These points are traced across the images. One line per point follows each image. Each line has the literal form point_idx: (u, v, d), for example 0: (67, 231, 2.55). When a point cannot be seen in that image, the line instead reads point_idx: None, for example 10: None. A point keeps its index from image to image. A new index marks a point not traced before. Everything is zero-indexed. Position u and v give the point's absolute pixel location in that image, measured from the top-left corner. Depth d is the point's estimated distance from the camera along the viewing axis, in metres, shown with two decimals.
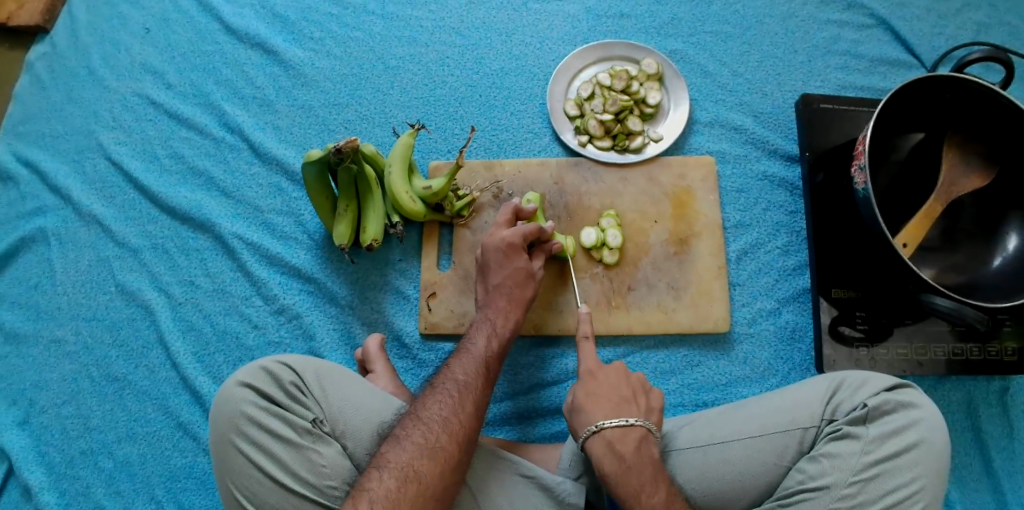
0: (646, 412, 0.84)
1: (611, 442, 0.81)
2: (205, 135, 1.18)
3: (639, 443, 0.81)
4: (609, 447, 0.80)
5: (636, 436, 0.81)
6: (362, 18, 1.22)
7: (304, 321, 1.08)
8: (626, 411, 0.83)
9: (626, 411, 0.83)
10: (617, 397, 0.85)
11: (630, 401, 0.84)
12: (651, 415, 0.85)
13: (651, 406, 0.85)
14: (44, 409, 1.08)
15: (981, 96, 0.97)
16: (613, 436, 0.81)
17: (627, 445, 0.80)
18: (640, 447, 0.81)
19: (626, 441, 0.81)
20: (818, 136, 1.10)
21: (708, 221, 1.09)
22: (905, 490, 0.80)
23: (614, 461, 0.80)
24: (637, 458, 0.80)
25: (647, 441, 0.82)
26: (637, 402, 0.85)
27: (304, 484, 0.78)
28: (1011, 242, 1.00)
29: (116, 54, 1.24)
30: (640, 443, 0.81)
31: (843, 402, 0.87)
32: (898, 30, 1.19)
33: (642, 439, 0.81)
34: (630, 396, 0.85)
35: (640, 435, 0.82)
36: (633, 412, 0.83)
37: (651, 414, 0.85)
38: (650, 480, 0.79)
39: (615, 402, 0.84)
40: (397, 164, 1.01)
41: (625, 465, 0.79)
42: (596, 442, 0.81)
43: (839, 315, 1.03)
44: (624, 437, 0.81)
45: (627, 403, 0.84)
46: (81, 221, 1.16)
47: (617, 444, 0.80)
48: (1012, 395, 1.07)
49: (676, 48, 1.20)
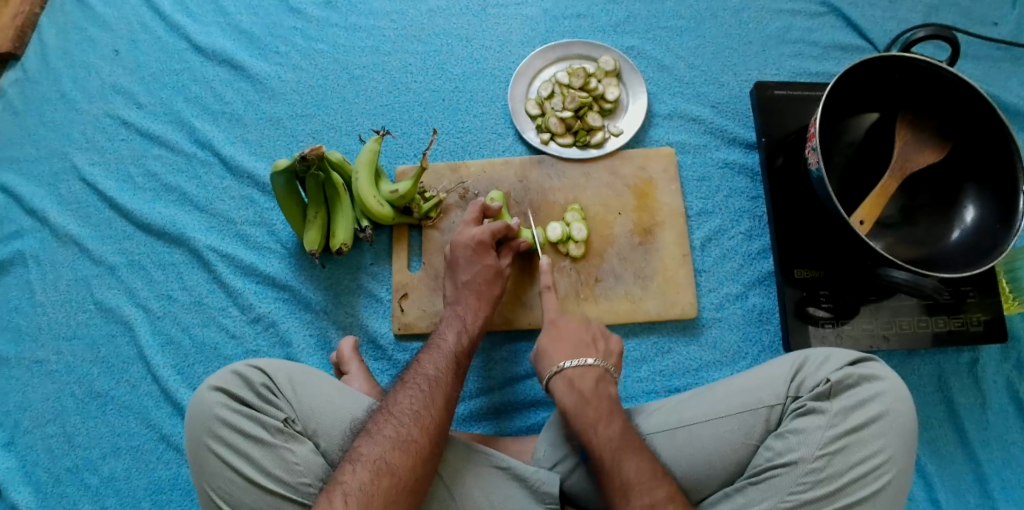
0: (604, 355, 0.92)
1: (571, 379, 0.88)
2: (176, 151, 1.21)
3: (597, 381, 0.87)
4: (569, 384, 0.87)
5: (594, 375, 0.88)
6: (327, 31, 1.25)
7: (280, 329, 1.10)
8: (584, 351, 0.91)
9: (584, 353, 0.91)
10: (576, 340, 0.92)
11: (589, 345, 0.92)
12: (610, 358, 0.92)
13: (610, 350, 0.93)
14: (29, 429, 1.09)
15: (928, 73, 1.01)
16: (573, 374, 0.88)
17: (586, 383, 0.87)
18: (597, 386, 0.87)
19: (584, 378, 0.87)
20: (774, 123, 1.13)
21: (671, 210, 1.11)
22: (871, 461, 0.81)
23: (573, 396, 0.86)
24: (595, 395, 0.86)
25: (603, 380, 0.88)
26: (596, 346, 0.92)
27: (278, 482, 0.79)
28: (968, 213, 1.02)
29: (87, 77, 1.27)
30: (597, 381, 0.87)
31: (806, 379, 0.87)
32: (850, 16, 1.22)
33: (599, 378, 0.88)
34: (589, 340, 0.93)
35: (598, 373, 0.89)
36: (592, 354, 0.91)
37: (610, 357, 0.92)
38: (606, 413, 0.83)
39: (576, 345, 0.92)
40: (364, 170, 1.03)
41: (582, 400, 0.85)
42: (559, 383, 0.88)
43: (804, 296, 1.05)
44: (582, 374, 0.88)
45: (586, 345, 0.92)
46: (57, 242, 1.18)
47: (576, 380, 0.87)
48: (982, 366, 1.08)
49: (633, 44, 1.23)
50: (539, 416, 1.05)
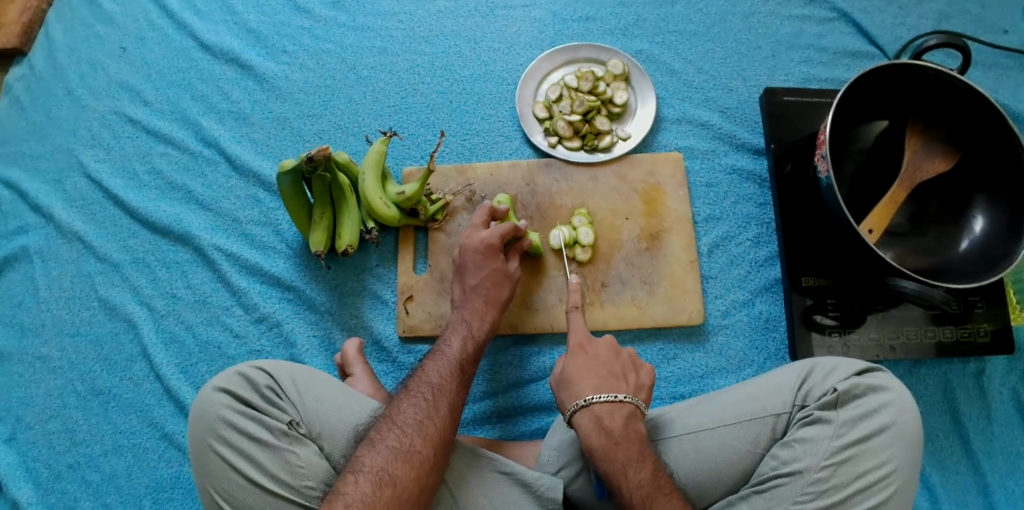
0: (635, 390, 0.88)
1: (599, 417, 0.83)
2: (182, 149, 1.21)
3: (627, 420, 0.84)
4: (597, 421, 0.83)
5: (625, 413, 0.84)
6: (334, 30, 1.25)
7: (284, 329, 1.09)
8: (614, 386, 0.86)
9: (614, 386, 0.86)
10: (606, 371, 0.88)
11: (619, 377, 0.88)
12: (640, 392, 0.88)
13: (641, 383, 0.89)
14: (31, 425, 1.09)
15: (938, 81, 0.99)
16: (602, 411, 0.84)
17: (615, 422, 0.83)
18: (627, 424, 0.84)
19: (614, 416, 0.83)
20: (782, 130, 1.12)
21: (678, 216, 1.11)
22: (877, 472, 0.81)
23: (602, 435, 0.82)
24: (625, 434, 0.82)
25: (634, 419, 0.84)
26: (626, 379, 0.88)
27: (281, 484, 0.79)
28: (977, 224, 1.01)
29: (94, 74, 1.27)
30: (627, 420, 0.84)
31: (813, 388, 0.87)
32: (860, 22, 1.22)
33: (630, 416, 0.84)
34: (619, 373, 0.88)
35: (628, 411, 0.85)
36: (623, 389, 0.86)
37: (640, 391, 0.88)
38: (636, 457, 0.81)
39: (604, 377, 0.87)
40: (371, 171, 1.03)
41: (611, 439, 0.82)
42: (585, 418, 0.84)
43: (812, 304, 1.05)
44: (613, 412, 0.83)
45: (615, 378, 0.87)
46: (62, 239, 1.17)
47: (605, 419, 0.83)
48: (988, 377, 1.08)
49: (642, 48, 1.22)
50: (544, 420, 1.04)
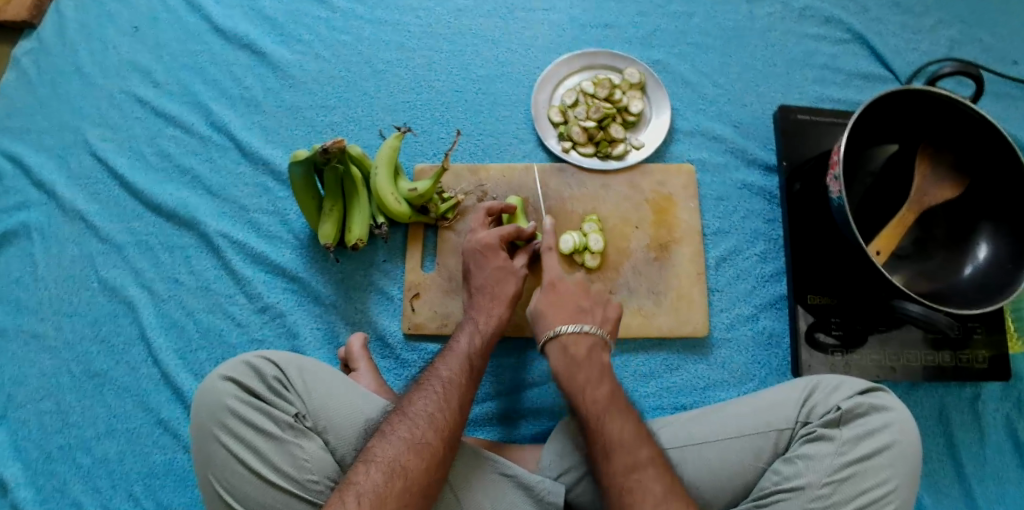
0: (601, 323, 0.93)
1: (566, 346, 0.89)
2: (191, 133, 1.19)
3: (591, 350, 0.89)
4: (563, 350, 0.89)
5: (589, 343, 0.89)
6: (351, 22, 1.24)
7: (287, 320, 1.08)
8: (580, 317, 0.92)
9: (581, 319, 0.92)
10: (574, 306, 0.94)
11: (586, 312, 0.93)
12: (606, 325, 0.94)
13: (607, 317, 0.95)
14: (22, 405, 1.07)
15: (951, 108, 1.00)
16: (567, 340, 0.90)
17: (580, 350, 0.89)
18: (592, 352, 0.89)
19: (579, 345, 0.89)
20: (795, 148, 1.13)
21: (688, 228, 1.11)
22: (879, 490, 0.81)
23: (566, 361, 0.88)
24: (588, 362, 0.88)
25: (598, 350, 0.89)
26: (592, 312, 0.94)
27: (285, 478, 0.78)
28: (981, 250, 1.02)
29: (104, 52, 1.25)
30: (591, 349, 0.89)
31: (817, 405, 0.88)
32: (875, 45, 1.23)
33: (594, 346, 0.90)
34: (587, 307, 0.94)
35: (593, 341, 0.90)
36: (589, 321, 0.92)
37: (606, 324, 0.94)
38: (596, 377, 0.86)
39: (572, 311, 0.93)
40: (383, 166, 1.02)
41: (574, 365, 0.87)
42: (554, 348, 0.90)
43: (815, 322, 1.05)
44: (577, 341, 0.89)
45: (582, 313, 0.93)
46: (64, 217, 1.16)
47: (571, 347, 0.89)
48: (983, 401, 1.09)
49: (658, 58, 1.23)
50: (545, 424, 1.04)
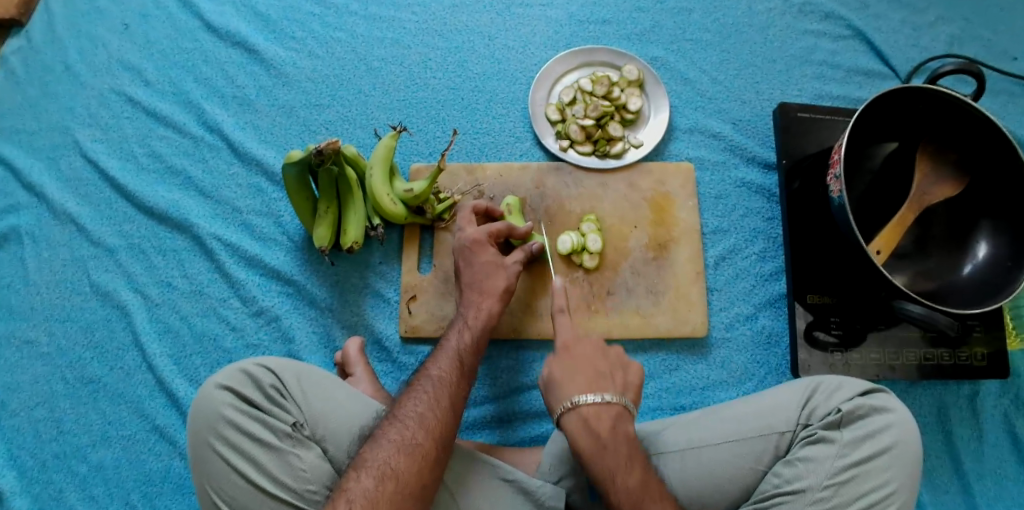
0: (622, 390, 0.84)
1: (587, 420, 0.81)
2: (183, 133, 1.17)
3: (615, 421, 0.81)
4: (584, 424, 0.80)
5: (612, 414, 0.81)
6: (345, 19, 1.22)
7: (283, 324, 1.07)
8: (600, 387, 0.83)
9: (601, 387, 0.83)
10: (593, 371, 0.85)
11: (607, 377, 0.84)
12: (628, 391, 0.85)
13: (629, 383, 0.85)
14: (16, 411, 1.06)
15: (952, 107, 0.99)
16: (588, 414, 0.81)
17: (603, 424, 0.80)
18: (617, 426, 0.81)
19: (602, 421, 0.81)
20: (795, 145, 1.12)
21: (687, 227, 1.10)
22: (880, 491, 0.80)
23: (589, 436, 0.80)
24: (613, 439, 0.80)
25: (621, 421, 0.81)
26: (613, 377, 0.85)
27: (283, 488, 0.78)
28: (981, 249, 1.02)
29: (93, 50, 1.23)
30: (615, 424, 0.81)
31: (817, 407, 0.87)
32: (875, 41, 1.22)
33: (617, 418, 0.81)
34: (606, 373, 0.85)
35: (616, 411, 0.82)
36: (609, 388, 0.83)
37: (628, 391, 0.85)
38: (627, 458, 0.79)
39: (591, 378, 0.84)
40: (378, 167, 1.01)
41: (600, 443, 0.79)
42: (572, 421, 0.81)
43: (813, 320, 1.05)
44: (600, 415, 0.81)
45: (603, 378, 0.84)
46: (55, 220, 1.14)
47: (594, 421, 0.80)
48: (981, 399, 1.09)
49: (656, 55, 1.21)
50: (544, 427, 1.03)
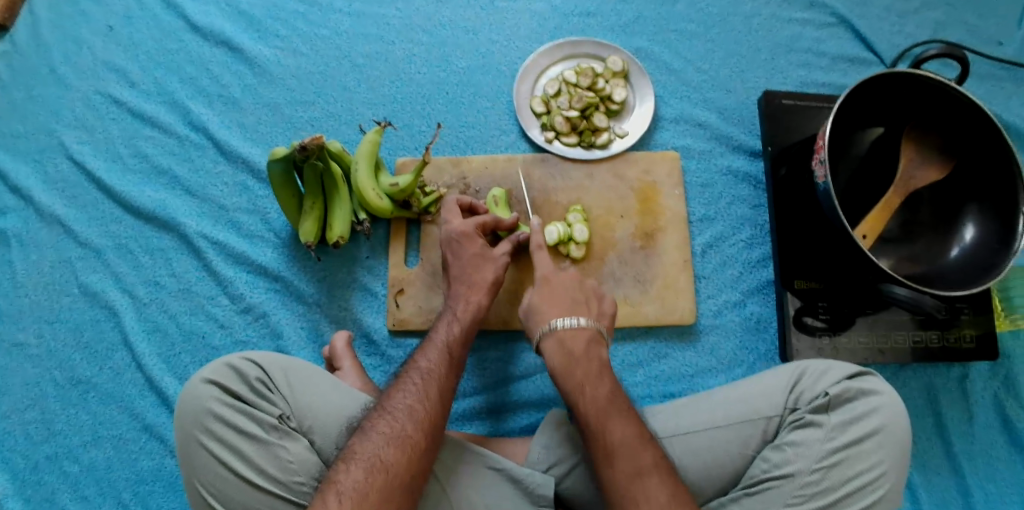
0: (598, 317, 0.91)
1: (562, 340, 0.87)
2: (169, 133, 1.18)
3: (589, 343, 0.87)
4: (560, 344, 0.86)
5: (586, 338, 0.87)
6: (329, 16, 1.23)
7: (271, 320, 1.07)
8: (577, 311, 0.90)
9: (577, 312, 0.90)
10: (570, 298, 0.91)
11: (583, 304, 0.91)
12: (603, 319, 0.92)
13: (603, 311, 0.93)
14: (6, 414, 1.06)
15: (936, 91, 0.99)
16: (565, 336, 0.87)
17: (578, 344, 0.86)
18: (589, 348, 0.86)
19: (576, 340, 0.86)
20: (780, 132, 1.12)
21: (673, 216, 1.10)
22: (870, 475, 0.80)
23: (564, 356, 0.85)
24: (585, 356, 0.85)
25: (594, 343, 0.87)
26: (589, 306, 0.92)
27: (271, 480, 0.78)
28: (967, 232, 1.02)
29: (79, 53, 1.23)
30: (589, 344, 0.86)
31: (805, 391, 0.87)
32: (859, 28, 1.22)
33: (591, 340, 0.87)
34: (583, 300, 0.92)
35: (590, 335, 0.88)
36: (585, 314, 0.90)
37: (603, 318, 0.92)
38: (595, 374, 0.83)
39: (569, 303, 0.91)
40: (363, 162, 1.01)
41: (571, 360, 0.85)
42: (550, 343, 0.87)
43: (802, 306, 1.05)
44: (575, 336, 0.87)
45: (577, 305, 0.91)
46: (43, 222, 1.14)
47: (568, 342, 0.86)
48: (972, 383, 1.09)
49: (641, 46, 1.22)
50: (534, 417, 1.03)
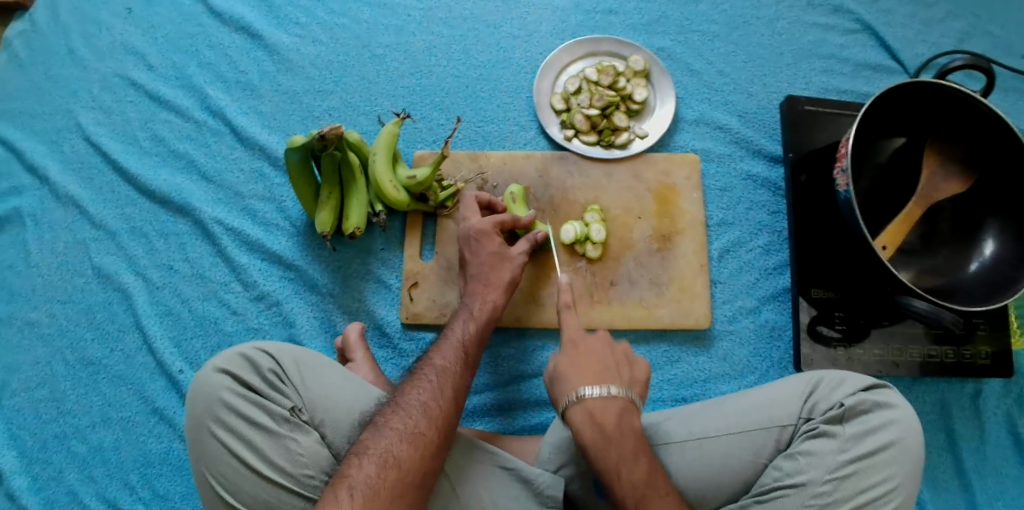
0: (629, 383, 0.83)
1: (592, 413, 0.78)
2: (186, 118, 1.17)
3: (621, 414, 0.79)
4: (590, 417, 0.78)
5: (619, 406, 0.79)
6: (350, 5, 1.22)
7: (283, 309, 1.07)
8: (606, 379, 0.81)
9: (607, 379, 0.82)
10: (599, 364, 0.83)
11: (613, 372, 0.82)
12: (635, 386, 0.83)
13: (636, 377, 0.84)
14: (16, 392, 1.06)
15: (961, 103, 0.98)
16: (595, 408, 0.79)
17: (610, 417, 0.78)
18: (622, 420, 0.79)
19: (608, 413, 0.78)
20: (801, 138, 1.11)
21: (691, 219, 1.10)
22: (882, 488, 0.80)
23: (596, 432, 0.77)
24: (619, 432, 0.77)
25: (627, 414, 0.79)
26: (620, 371, 0.83)
27: (281, 473, 0.77)
28: (988, 246, 1.01)
29: (98, 34, 1.22)
30: (621, 416, 0.78)
31: (820, 401, 0.86)
32: (883, 36, 1.21)
33: (624, 411, 0.79)
34: (612, 366, 0.83)
35: (622, 405, 0.80)
36: (615, 382, 0.81)
37: (636, 385, 0.84)
38: (631, 454, 0.77)
39: (599, 370, 0.82)
40: (382, 153, 1.00)
41: (605, 437, 0.77)
42: (579, 415, 0.79)
43: (817, 315, 1.04)
44: (605, 408, 0.79)
45: (608, 372, 0.83)
46: (57, 202, 1.14)
47: (599, 415, 0.78)
48: (985, 398, 1.08)
49: (663, 46, 1.20)
50: (544, 417, 1.03)
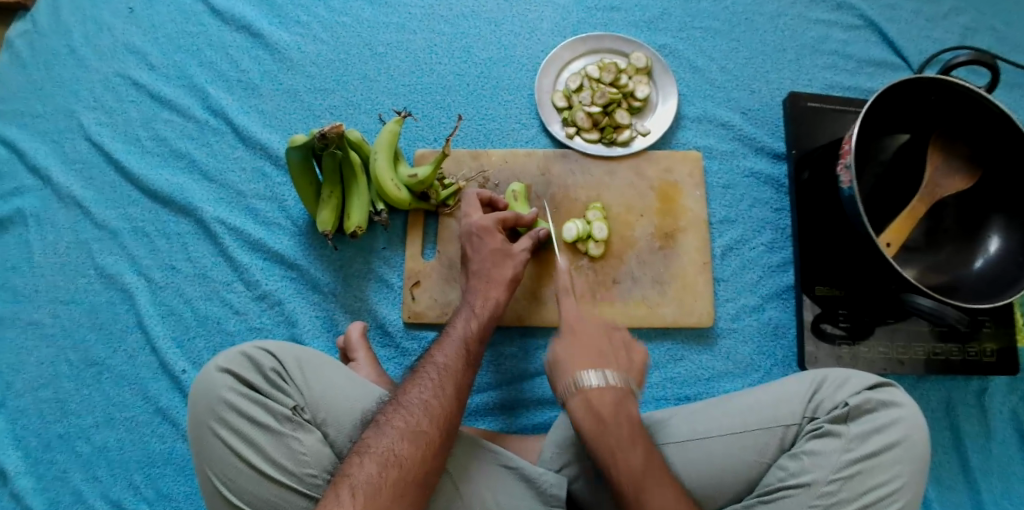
0: (614, 318, 0.89)
1: (576, 339, 0.85)
2: (187, 117, 1.17)
3: (601, 342, 0.85)
4: (573, 343, 0.85)
5: (600, 336, 0.85)
6: (351, 4, 1.21)
7: (286, 308, 1.06)
8: (593, 311, 0.89)
9: (594, 314, 0.89)
10: (586, 299, 0.90)
11: (599, 305, 0.90)
12: (619, 321, 0.90)
13: None
14: (21, 393, 1.06)
15: (965, 98, 0.97)
16: (579, 335, 0.86)
17: (590, 344, 0.85)
18: (602, 348, 0.85)
19: (590, 340, 0.85)
20: (804, 135, 1.10)
21: (694, 217, 1.09)
22: (887, 487, 0.79)
23: (576, 356, 0.84)
24: (597, 357, 0.84)
25: (609, 343, 0.85)
26: (606, 307, 0.90)
27: (283, 471, 0.77)
28: (992, 243, 1.00)
29: (99, 34, 1.22)
30: (602, 343, 0.85)
31: (824, 400, 0.86)
32: (886, 32, 1.20)
33: (605, 340, 0.86)
34: None
35: (604, 335, 0.86)
36: (601, 315, 0.88)
37: (620, 319, 0.90)
38: (606, 373, 0.82)
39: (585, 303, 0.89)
40: (383, 152, 1.00)
41: (583, 360, 0.83)
42: (564, 340, 0.86)
43: (821, 312, 1.04)
44: (589, 335, 0.85)
45: (595, 305, 0.90)
46: (59, 203, 1.14)
47: (581, 340, 0.85)
48: (990, 395, 1.07)
49: (665, 43, 1.20)
50: (547, 415, 1.03)
